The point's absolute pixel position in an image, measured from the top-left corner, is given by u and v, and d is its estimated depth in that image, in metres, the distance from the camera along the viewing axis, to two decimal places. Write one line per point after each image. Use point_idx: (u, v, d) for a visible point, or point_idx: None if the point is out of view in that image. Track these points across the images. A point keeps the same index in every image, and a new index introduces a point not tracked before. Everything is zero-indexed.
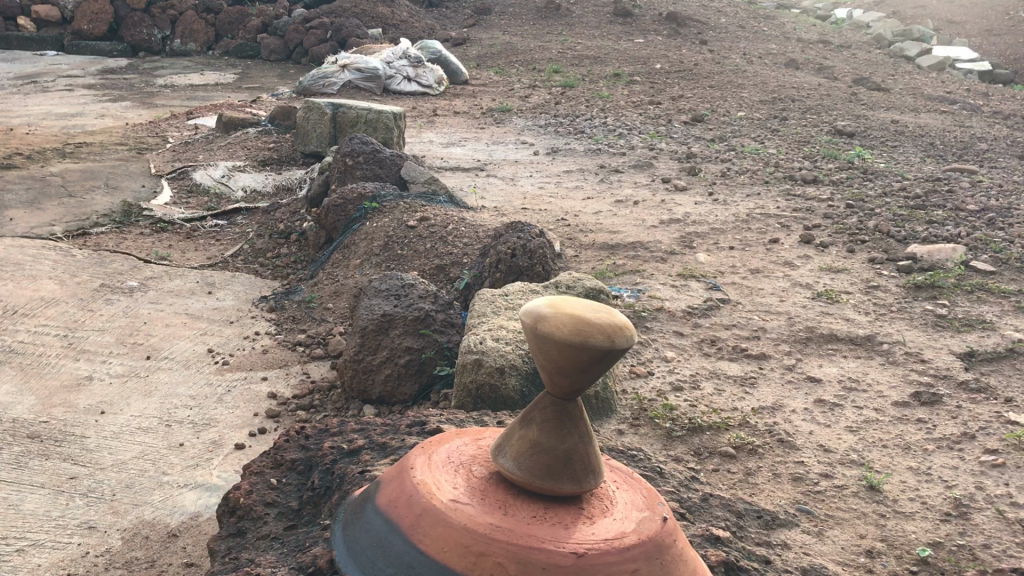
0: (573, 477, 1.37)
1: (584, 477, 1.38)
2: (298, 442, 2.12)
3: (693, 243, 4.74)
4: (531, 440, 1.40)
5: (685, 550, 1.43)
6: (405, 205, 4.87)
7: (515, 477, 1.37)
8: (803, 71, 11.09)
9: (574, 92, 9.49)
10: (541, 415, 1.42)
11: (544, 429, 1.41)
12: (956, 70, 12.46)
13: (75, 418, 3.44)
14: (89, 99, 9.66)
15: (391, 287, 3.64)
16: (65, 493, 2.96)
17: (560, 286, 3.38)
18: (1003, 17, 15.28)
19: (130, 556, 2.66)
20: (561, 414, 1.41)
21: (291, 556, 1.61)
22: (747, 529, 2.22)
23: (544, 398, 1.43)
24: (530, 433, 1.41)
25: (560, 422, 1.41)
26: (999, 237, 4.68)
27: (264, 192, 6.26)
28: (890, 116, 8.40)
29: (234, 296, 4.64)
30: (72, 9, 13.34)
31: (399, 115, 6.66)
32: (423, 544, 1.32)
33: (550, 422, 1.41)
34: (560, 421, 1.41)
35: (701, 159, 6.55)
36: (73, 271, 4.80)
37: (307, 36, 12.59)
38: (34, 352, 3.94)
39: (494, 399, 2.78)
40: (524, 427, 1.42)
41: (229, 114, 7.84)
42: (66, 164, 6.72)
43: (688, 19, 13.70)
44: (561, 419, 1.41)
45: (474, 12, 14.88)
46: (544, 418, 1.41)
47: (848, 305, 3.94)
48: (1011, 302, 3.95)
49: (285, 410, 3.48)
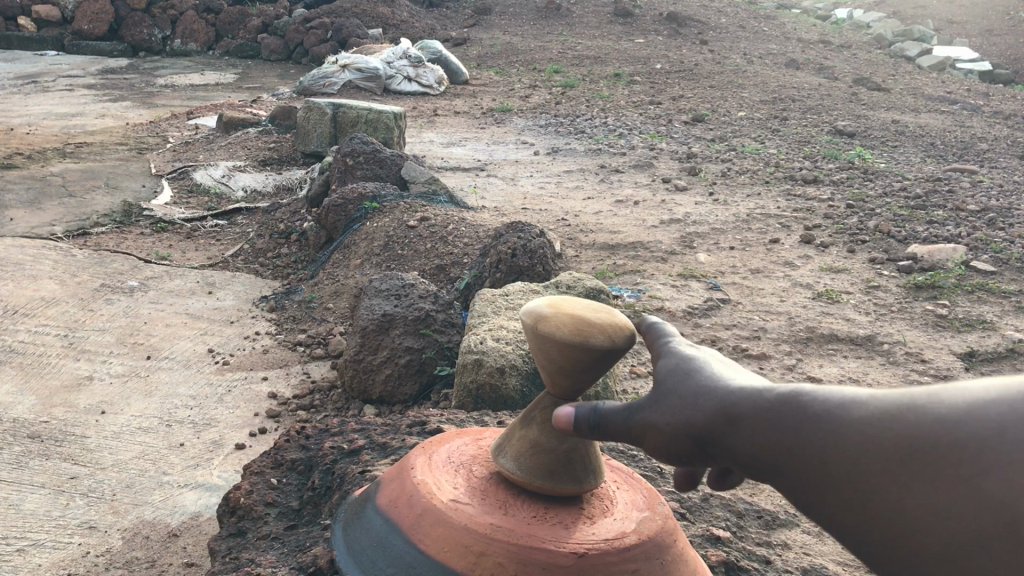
0: (573, 477, 1.37)
1: (584, 477, 1.37)
2: (298, 442, 2.12)
3: (693, 243, 4.74)
4: (531, 440, 1.39)
5: (686, 550, 1.42)
6: (405, 205, 4.86)
7: (515, 478, 1.37)
8: (803, 71, 11.10)
9: (574, 92, 9.50)
10: (542, 415, 1.41)
11: (545, 428, 1.39)
12: (957, 70, 12.46)
13: (76, 418, 3.44)
14: (90, 99, 9.70)
15: (391, 287, 3.63)
16: (65, 493, 2.96)
17: (560, 286, 3.38)
18: (1003, 17, 15.27)
19: (130, 556, 2.66)
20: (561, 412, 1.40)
21: (291, 556, 1.62)
22: (747, 529, 2.21)
23: (544, 397, 1.43)
24: (530, 432, 1.40)
25: None
26: (1000, 237, 4.67)
27: (265, 192, 6.27)
28: (890, 117, 8.40)
29: (234, 296, 4.64)
30: (72, 9, 13.38)
31: (400, 115, 6.62)
32: (423, 544, 1.32)
33: (550, 422, 1.40)
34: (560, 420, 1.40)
35: (701, 159, 6.55)
36: (75, 271, 4.81)
37: (308, 36, 12.59)
38: (34, 352, 3.95)
39: (494, 399, 2.78)
40: (524, 427, 1.41)
41: (229, 114, 7.85)
42: (67, 164, 6.73)
43: (689, 19, 13.68)
44: None
45: (474, 12, 14.88)
46: (544, 417, 1.40)
47: (848, 305, 3.95)
48: (1012, 302, 3.95)
49: (285, 410, 3.48)
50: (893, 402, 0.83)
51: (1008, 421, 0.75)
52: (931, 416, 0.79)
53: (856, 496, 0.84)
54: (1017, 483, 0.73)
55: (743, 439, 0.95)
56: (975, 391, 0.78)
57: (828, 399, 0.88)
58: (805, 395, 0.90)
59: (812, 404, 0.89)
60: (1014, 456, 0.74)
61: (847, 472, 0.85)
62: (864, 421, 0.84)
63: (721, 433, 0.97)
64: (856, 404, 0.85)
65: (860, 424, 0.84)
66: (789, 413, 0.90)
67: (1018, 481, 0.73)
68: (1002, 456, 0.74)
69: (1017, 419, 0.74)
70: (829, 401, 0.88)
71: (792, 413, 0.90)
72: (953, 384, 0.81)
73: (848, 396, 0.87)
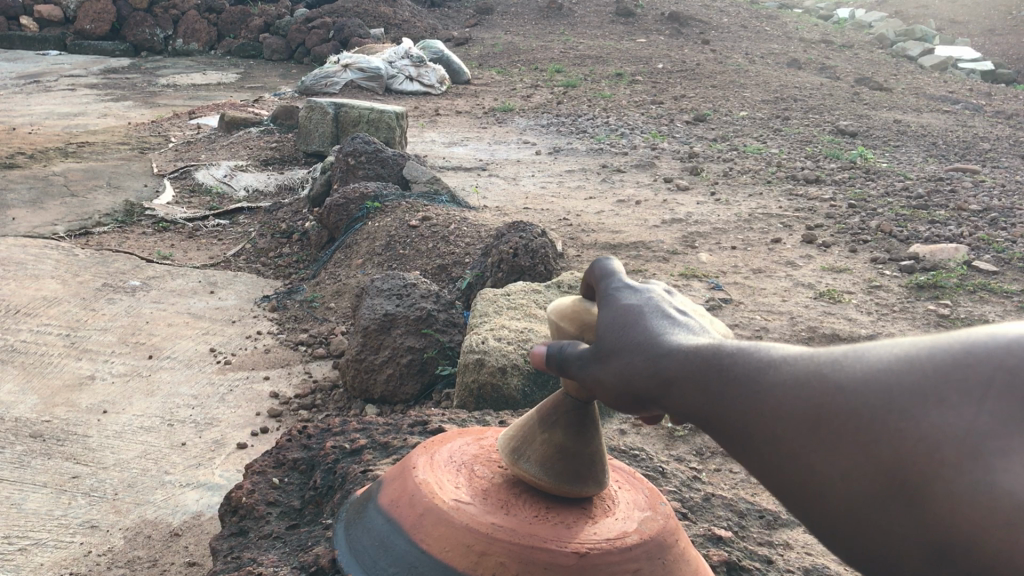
0: (594, 480, 1.37)
1: (602, 477, 1.39)
2: (300, 442, 2.12)
3: (695, 243, 4.73)
4: (557, 445, 1.36)
5: (687, 549, 1.42)
6: (406, 205, 4.86)
7: (541, 484, 1.35)
8: (805, 71, 11.07)
9: (576, 92, 9.48)
10: (564, 418, 1.37)
11: (568, 432, 1.37)
12: (959, 70, 12.42)
13: (78, 418, 3.44)
14: (92, 99, 9.69)
15: (393, 286, 3.62)
16: (66, 493, 2.96)
17: (561, 286, 3.39)
18: (1005, 18, 15.24)
19: (132, 555, 2.66)
20: (581, 415, 1.37)
21: (293, 555, 1.62)
22: (749, 529, 2.21)
23: (564, 399, 1.38)
24: (554, 437, 1.36)
25: (583, 426, 1.37)
26: (1002, 237, 4.66)
27: (267, 192, 6.26)
28: (893, 117, 8.38)
29: (236, 296, 4.64)
30: (75, 9, 13.38)
31: (402, 115, 6.56)
32: (425, 543, 1.32)
33: (573, 425, 1.37)
34: (582, 425, 1.37)
35: (703, 159, 6.54)
36: (76, 271, 4.81)
37: (309, 36, 12.58)
38: (35, 351, 3.95)
39: (495, 399, 2.78)
40: (546, 430, 1.37)
41: (231, 114, 7.85)
42: (69, 164, 6.73)
43: (690, 19, 13.65)
44: (584, 422, 1.37)
45: (475, 11, 14.86)
46: (567, 421, 1.37)
47: (850, 305, 3.94)
48: (1014, 302, 3.94)
49: (286, 410, 3.48)
50: (807, 364, 0.79)
51: (905, 386, 0.71)
52: (836, 381, 0.76)
53: (774, 457, 0.81)
54: (912, 447, 0.70)
55: (670, 396, 0.92)
56: (883, 355, 0.75)
57: (750, 358, 0.85)
58: (725, 353, 0.87)
59: (731, 363, 0.85)
60: (909, 421, 0.70)
61: (763, 436, 0.81)
62: (778, 384, 0.80)
63: (654, 394, 0.95)
64: (776, 363, 0.82)
65: (774, 384, 0.81)
66: (709, 373, 0.87)
67: (914, 447, 0.70)
68: (900, 420, 0.71)
69: (912, 385, 0.71)
70: (750, 361, 0.84)
71: (712, 373, 0.86)
72: (866, 347, 0.77)
73: (770, 354, 0.84)
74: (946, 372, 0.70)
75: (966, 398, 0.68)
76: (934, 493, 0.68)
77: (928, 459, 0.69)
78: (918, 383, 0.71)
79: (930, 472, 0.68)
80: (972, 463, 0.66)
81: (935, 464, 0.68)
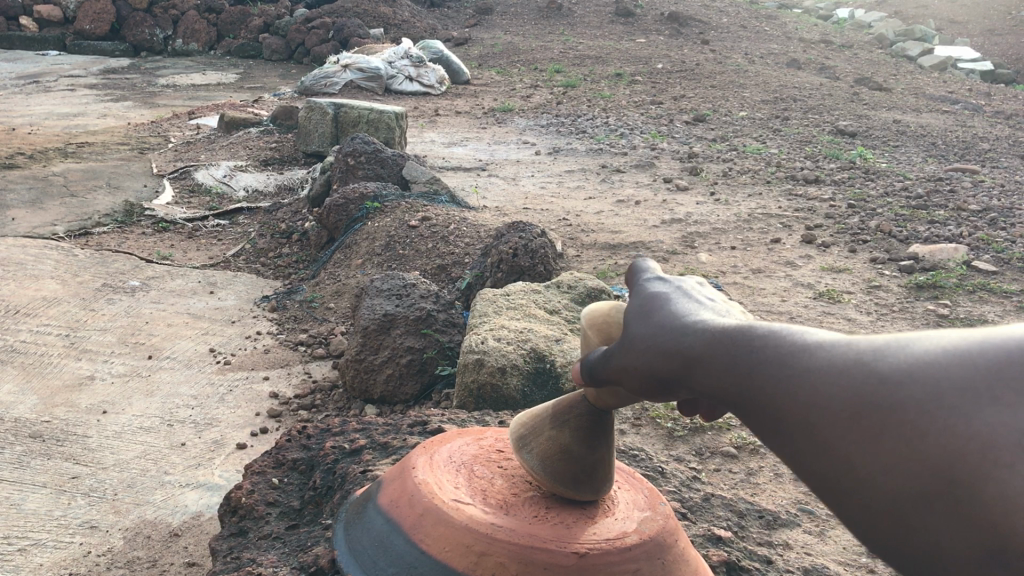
0: (592, 487, 1.36)
1: (603, 486, 1.37)
2: (299, 442, 2.12)
3: (694, 243, 4.73)
4: (562, 446, 1.35)
5: (687, 550, 1.42)
6: (406, 205, 4.86)
7: (538, 478, 1.37)
8: (804, 71, 11.07)
9: (575, 92, 9.49)
10: (576, 419, 1.35)
11: (576, 435, 1.35)
12: (958, 70, 12.42)
13: (77, 418, 3.45)
14: (91, 99, 9.70)
15: (392, 286, 3.63)
16: (66, 493, 2.96)
17: (561, 286, 3.39)
18: (1004, 18, 15.26)
19: (131, 556, 2.66)
20: (595, 421, 1.35)
21: (292, 556, 1.62)
22: (748, 529, 2.21)
23: (581, 401, 1.36)
24: (561, 436, 1.35)
25: (594, 432, 1.35)
26: (1002, 237, 4.66)
27: (266, 192, 6.27)
28: (892, 117, 8.39)
29: (236, 296, 4.64)
30: (74, 9, 13.39)
31: (401, 115, 6.57)
32: (424, 544, 1.32)
33: (583, 429, 1.35)
34: (593, 433, 1.35)
35: (702, 159, 6.54)
36: (76, 271, 4.81)
37: (309, 36, 12.58)
38: (35, 352, 3.95)
39: (495, 399, 2.78)
40: (556, 428, 1.36)
41: (231, 114, 7.85)
42: (68, 164, 6.73)
43: (690, 19, 13.65)
44: (595, 430, 1.35)
45: (475, 12, 14.86)
46: (578, 423, 1.35)
47: (850, 305, 3.94)
48: (1013, 302, 3.95)
49: (286, 410, 3.48)
50: (843, 352, 0.80)
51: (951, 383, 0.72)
52: (880, 374, 0.76)
53: (806, 442, 0.82)
54: (956, 445, 0.70)
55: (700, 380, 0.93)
56: (924, 350, 0.75)
57: (784, 343, 0.85)
58: (758, 337, 0.88)
59: (765, 348, 0.86)
60: (952, 418, 0.71)
61: (795, 419, 0.82)
62: (817, 371, 0.81)
63: (682, 376, 0.96)
64: (811, 348, 0.83)
65: (809, 369, 0.82)
66: (741, 359, 0.88)
67: (961, 445, 0.70)
68: (942, 416, 0.72)
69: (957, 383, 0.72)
70: (784, 347, 0.85)
71: (743, 358, 0.88)
72: (906, 339, 0.78)
73: (803, 340, 0.84)
74: (994, 370, 0.70)
75: (1013, 398, 0.69)
76: (974, 492, 0.69)
77: (970, 458, 0.69)
78: (966, 380, 0.71)
79: (975, 472, 0.69)
80: (1020, 466, 0.66)
81: (977, 464, 0.69)
